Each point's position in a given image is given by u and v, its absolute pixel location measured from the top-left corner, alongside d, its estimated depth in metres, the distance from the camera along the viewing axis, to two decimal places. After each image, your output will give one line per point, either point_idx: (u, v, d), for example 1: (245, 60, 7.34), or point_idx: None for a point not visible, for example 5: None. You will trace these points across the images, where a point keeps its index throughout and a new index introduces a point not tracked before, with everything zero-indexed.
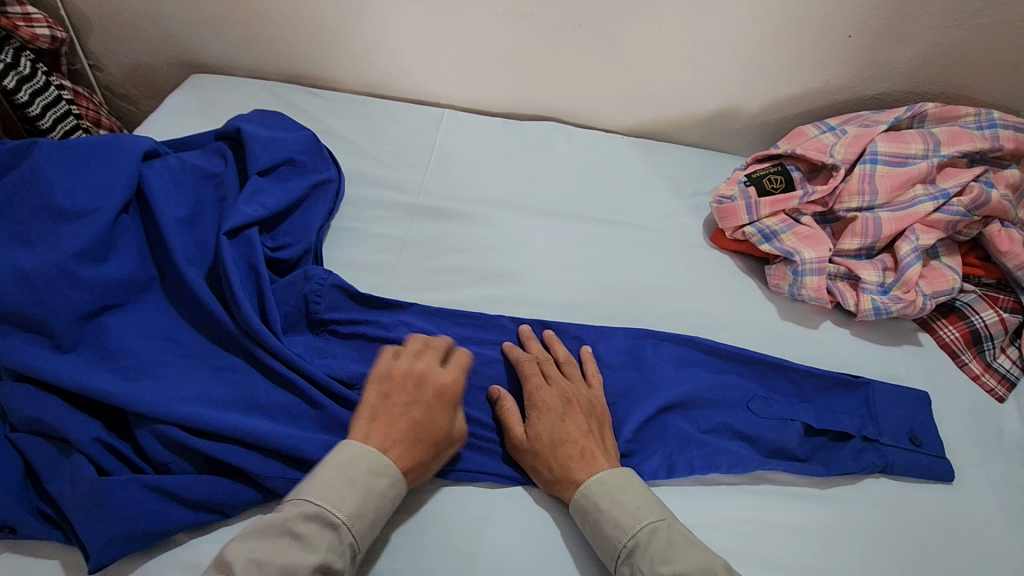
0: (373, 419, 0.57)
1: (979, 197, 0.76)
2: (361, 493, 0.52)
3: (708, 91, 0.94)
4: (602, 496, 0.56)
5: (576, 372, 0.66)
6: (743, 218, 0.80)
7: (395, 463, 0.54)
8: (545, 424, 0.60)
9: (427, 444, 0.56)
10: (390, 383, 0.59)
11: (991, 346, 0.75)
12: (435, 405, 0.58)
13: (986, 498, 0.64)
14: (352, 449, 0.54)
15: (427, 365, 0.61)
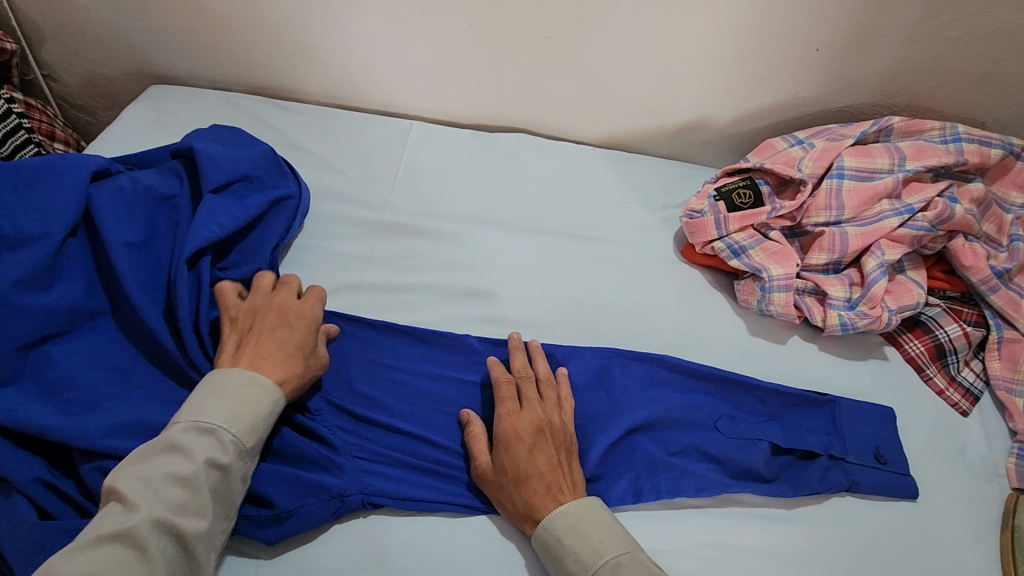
0: (240, 347, 0.59)
1: (943, 212, 0.76)
2: (237, 403, 0.53)
3: (679, 103, 0.94)
4: (563, 530, 0.55)
5: (551, 393, 0.64)
6: (712, 233, 0.80)
7: (270, 376, 0.56)
8: (514, 457, 0.58)
9: (298, 360, 0.59)
10: (264, 314, 0.62)
11: (955, 360, 0.76)
12: (300, 329, 0.61)
13: (950, 514, 0.65)
14: (225, 371, 0.55)
15: (252, 301, 0.64)
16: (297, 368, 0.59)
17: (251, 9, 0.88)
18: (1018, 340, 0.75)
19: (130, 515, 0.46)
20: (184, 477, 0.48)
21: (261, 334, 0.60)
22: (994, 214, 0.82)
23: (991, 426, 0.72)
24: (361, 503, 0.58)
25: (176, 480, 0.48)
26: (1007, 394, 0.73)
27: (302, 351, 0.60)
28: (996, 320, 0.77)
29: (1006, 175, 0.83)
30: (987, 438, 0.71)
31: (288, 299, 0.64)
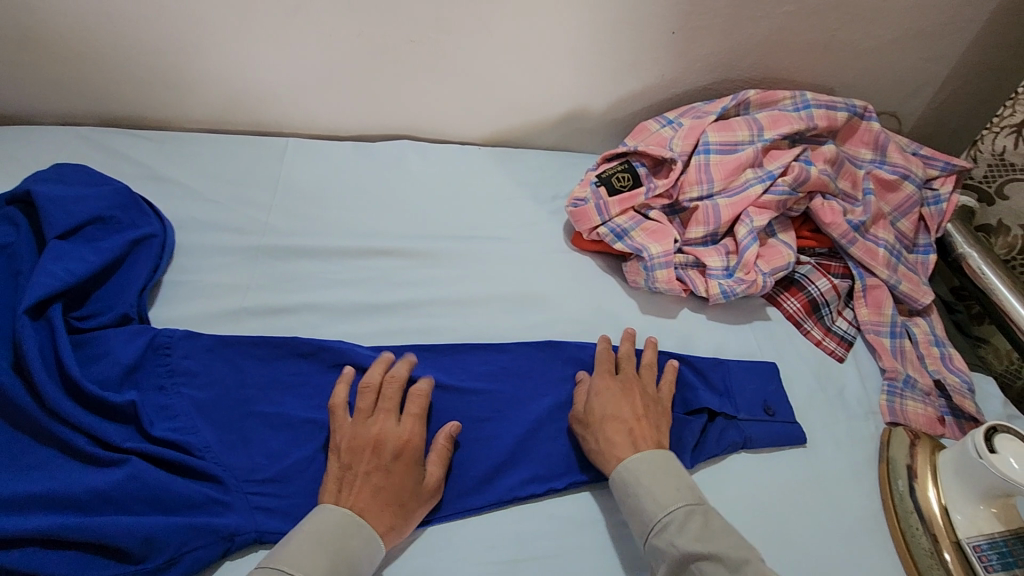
0: (341, 490, 0.57)
1: (800, 175, 0.81)
2: (329, 554, 0.51)
3: (554, 95, 0.95)
4: (643, 472, 0.59)
5: (438, 458, 0.61)
6: (595, 219, 0.82)
7: (372, 526, 0.54)
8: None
9: (397, 507, 0.56)
10: (349, 446, 0.59)
11: (828, 311, 0.81)
12: (400, 471, 0.58)
13: (834, 457, 0.69)
14: (327, 517, 0.54)
15: (382, 424, 0.60)
16: (395, 521, 0.56)
17: (90, 37, 0.81)
18: (879, 286, 0.82)
19: None
20: None
21: (373, 474, 0.57)
22: (849, 172, 0.87)
23: (864, 369, 0.78)
24: (253, 540, 0.56)
25: None
26: (875, 337, 0.79)
27: (399, 500, 0.56)
28: (859, 271, 0.83)
29: (853, 135, 0.91)
30: (861, 380, 0.77)
31: (392, 424, 0.61)
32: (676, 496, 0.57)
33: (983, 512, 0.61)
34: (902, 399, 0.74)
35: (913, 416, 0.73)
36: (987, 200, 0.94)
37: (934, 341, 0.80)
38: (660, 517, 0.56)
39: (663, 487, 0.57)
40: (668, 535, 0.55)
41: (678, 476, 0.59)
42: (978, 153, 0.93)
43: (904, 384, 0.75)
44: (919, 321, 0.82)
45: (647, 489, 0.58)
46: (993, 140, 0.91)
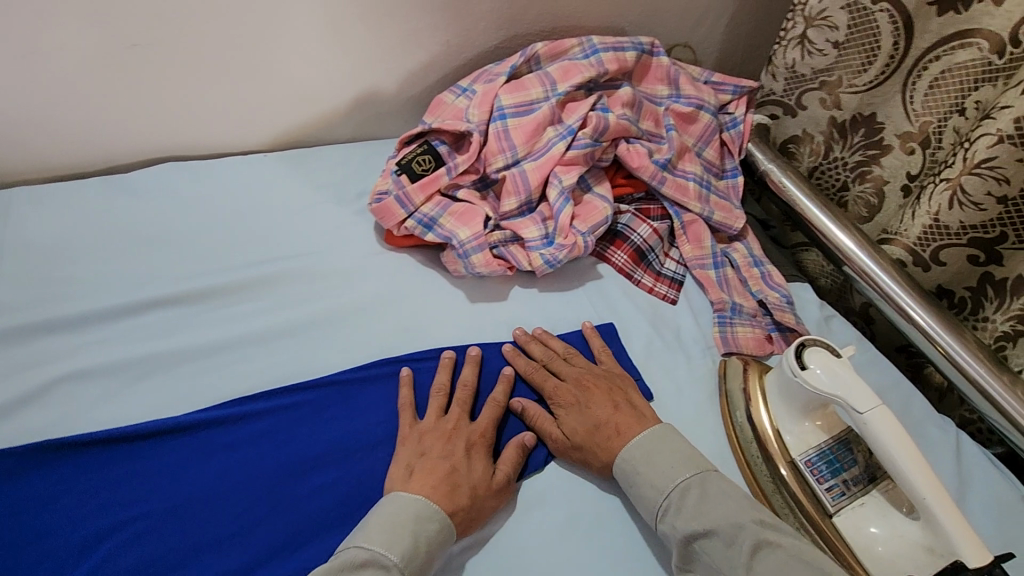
0: (411, 476, 0.56)
1: (598, 124, 0.78)
2: (409, 538, 0.50)
3: (335, 80, 0.86)
4: (639, 460, 0.57)
5: (509, 457, 0.59)
6: (399, 213, 0.74)
7: (442, 508, 0.53)
8: (576, 420, 0.62)
9: (466, 490, 0.55)
10: (420, 438, 0.59)
11: (654, 256, 0.80)
12: (461, 453, 0.57)
13: (680, 402, 0.68)
14: (392, 499, 0.53)
15: (457, 420, 0.61)
16: (462, 500, 0.54)
17: None
18: (696, 220, 0.82)
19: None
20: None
21: (413, 465, 0.57)
22: (649, 111, 0.86)
23: (696, 305, 0.78)
24: None
25: None
26: (701, 272, 0.80)
27: (466, 481, 0.55)
28: (675, 209, 0.83)
29: (647, 73, 0.90)
30: (694, 316, 0.77)
31: (466, 422, 0.61)
32: (676, 474, 0.56)
33: (809, 427, 0.61)
34: (732, 327, 0.75)
35: (743, 341, 0.74)
36: (792, 113, 0.94)
37: (753, 262, 0.82)
38: (663, 496, 0.55)
39: (652, 468, 0.57)
40: (669, 518, 0.54)
41: (677, 451, 0.58)
42: (775, 69, 0.93)
43: (732, 312, 0.76)
44: (738, 246, 0.83)
45: (637, 473, 0.57)
46: (784, 55, 0.90)
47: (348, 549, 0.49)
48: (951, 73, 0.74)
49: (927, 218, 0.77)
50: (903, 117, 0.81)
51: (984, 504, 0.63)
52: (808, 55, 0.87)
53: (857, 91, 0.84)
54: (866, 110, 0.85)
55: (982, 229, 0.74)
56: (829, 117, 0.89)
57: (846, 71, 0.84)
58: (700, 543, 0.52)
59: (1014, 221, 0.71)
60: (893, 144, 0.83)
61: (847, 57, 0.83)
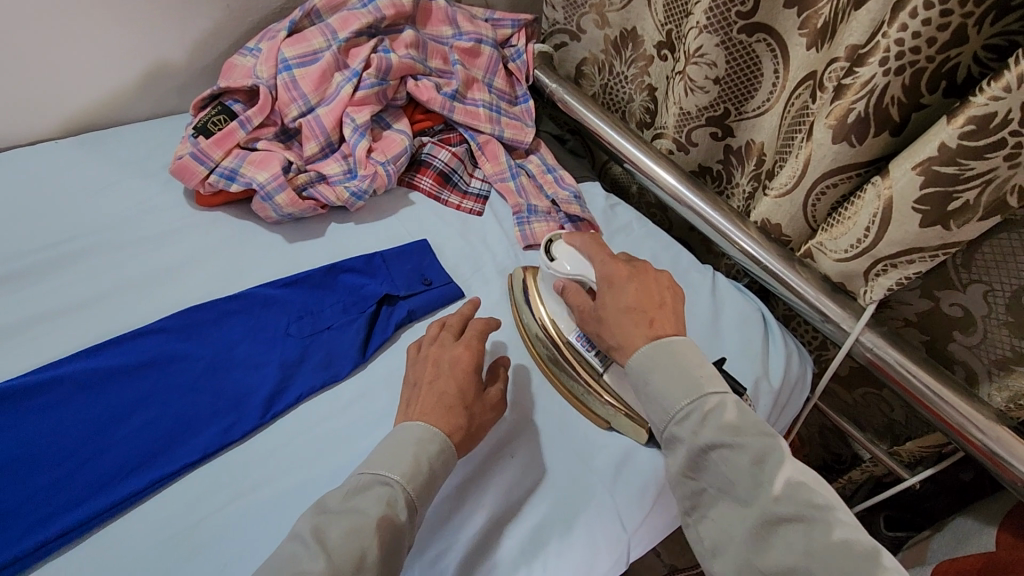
0: (409, 405, 0.60)
1: (380, 65, 0.85)
2: (414, 456, 0.54)
3: (114, 56, 0.85)
4: (648, 369, 0.58)
5: (498, 374, 0.66)
6: (200, 170, 0.77)
7: (440, 428, 0.57)
8: (612, 299, 0.63)
9: (461, 409, 0.59)
10: (416, 370, 0.64)
11: (458, 177, 0.90)
12: (455, 381, 0.61)
13: (487, 292, 0.79)
14: (402, 429, 0.56)
15: (445, 341, 0.66)
16: (460, 421, 0.59)
17: None
18: (490, 140, 0.92)
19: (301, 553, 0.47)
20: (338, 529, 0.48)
21: (417, 384, 0.62)
22: (435, 50, 0.95)
23: (499, 213, 0.88)
24: None
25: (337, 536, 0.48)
26: (502, 185, 0.90)
27: (462, 401, 0.60)
28: (470, 133, 0.92)
29: (431, 17, 0.97)
30: (499, 223, 0.87)
31: (452, 340, 0.66)
32: (699, 389, 0.56)
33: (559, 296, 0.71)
34: (530, 224, 0.85)
35: (539, 232, 0.85)
36: (575, 37, 1.11)
37: (547, 169, 0.93)
38: (681, 405, 0.55)
39: (666, 382, 0.57)
40: (687, 424, 0.55)
41: (696, 369, 0.57)
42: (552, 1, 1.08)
43: (529, 212, 0.87)
44: (532, 158, 0.95)
45: (652, 383, 0.58)
46: None
47: (356, 474, 0.54)
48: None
49: (677, 108, 0.94)
50: (652, 26, 0.98)
51: (730, 320, 0.79)
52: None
53: (616, 9, 1.01)
54: (628, 25, 1.02)
55: (713, 110, 0.91)
56: (604, 37, 1.06)
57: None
58: (721, 453, 0.52)
59: (730, 97, 0.89)
60: (653, 52, 1.00)
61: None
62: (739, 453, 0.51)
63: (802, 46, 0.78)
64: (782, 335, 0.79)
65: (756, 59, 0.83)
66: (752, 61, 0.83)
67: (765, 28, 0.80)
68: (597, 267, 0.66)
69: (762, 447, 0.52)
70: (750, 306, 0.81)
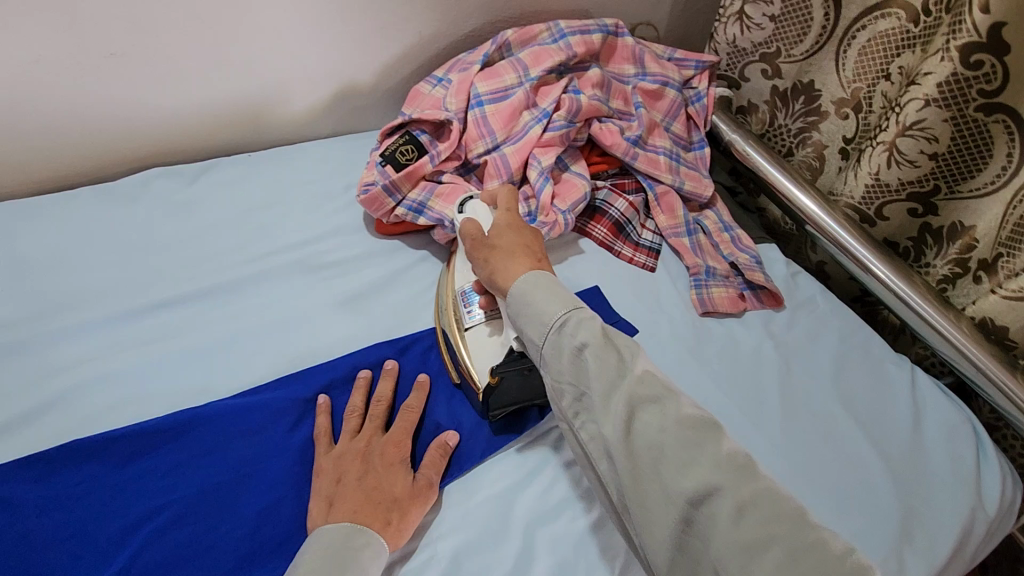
0: (334, 503, 0.55)
1: (571, 107, 0.82)
2: (345, 565, 0.50)
3: (312, 76, 0.88)
4: (529, 292, 0.56)
5: (432, 460, 0.61)
6: (389, 202, 0.78)
7: (369, 525, 0.53)
8: (503, 251, 0.63)
9: (390, 504, 0.55)
10: (335, 462, 0.59)
11: (632, 228, 0.86)
12: (385, 473, 0.58)
13: (665, 359, 0.74)
14: (325, 533, 0.53)
15: (370, 437, 0.61)
16: (391, 517, 0.55)
17: None
18: (669, 191, 0.87)
19: None
20: None
21: (344, 475, 0.57)
22: (618, 90, 0.90)
23: (673, 271, 0.84)
24: None
25: None
26: (677, 240, 0.85)
27: (392, 496, 0.56)
28: (648, 181, 0.87)
29: (614, 54, 0.94)
30: (673, 282, 0.82)
31: (379, 435, 0.62)
32: (564, 308, 0.54)
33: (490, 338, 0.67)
34: (707, 288, 0.80)
35: (718, 300, 0.79)
36: (736, 85, 1.05)
37: (723, 228, 0.88)
38: (556, 314, 0.54)
39: (550, 298, 0.55)
40: (564, 333, 0.53)
41: (561, 293, 0.56)
42: (717, 45, 1.04)
43: (707, 275, 0.82)
44: (708, 213, 0.89)
45: (531, 299, 0.56)
46: (725, 29, 1.02)
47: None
48: (877, 41, 0.83)
49: (869, 177, 0.85)
50: (835, 83, 0.90)
51: (935, 429, 0.70)
52: (748, 30, 0.98)
53: (794, 60, 0.94)
54: (805, 78, 0.94)
55: (919, 184, 0.81)
56: (771, 87, 0.99)
57: (783, 43, 0.94)
58: (588, 351, 0.51)
59: (945, 174, 0.78)
60: (830, 109, 0.93)
61: (783, 29, 0.93)
62: (605, 350, 0.50)
63: None
64: (996, 453, 0.70)
65: (988, 138, 0.72)
66: (984, 140, 0.72)
67: (1009, 109, 0.68)
68: (497, 218, 0.68)
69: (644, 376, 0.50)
70: (958, 414, 0.72)
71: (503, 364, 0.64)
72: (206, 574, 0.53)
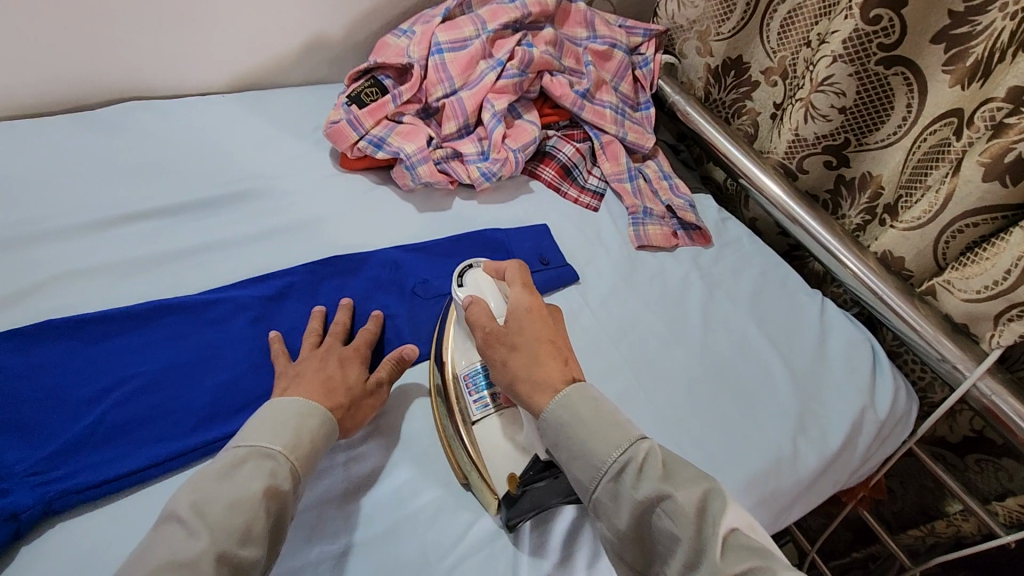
0: (290, 388, 0.60)
1: (524, 57, 0.89)
2: (293, 431, 0.55)
3: (284, 24, 0.94)
4: (567, 417, 0.54)
5: (384, 365, 0.67)
6: (353, 135, 0.83)
7: (323, 406, 0.59)
8: (523, 358, 0.59)
9: (344, 393, 0.61)
10: (297, 364, 0.63)
11: (578, 172, 0.93)
12: (342, 370, 0.63)
13: (601, 282, 0.81)
14: (278, 405, 0.57)
15: (330, 343, 0.66)
16: (343, 403, 0.61)
17: None
18: (613, 141, 0.95)
19: (195, 533, 0.46)
20: (244, 498, 0.49)
21: (302, 372, 0.62)
22: (570, 50, 0.98)
23: (614, 212, 0.91)
24: (41, 515, 0.51)
25: (238, 503, 0.48)
26: (619, 185, 0.93)
27: (346, 389, 0.62)
28: (595, 132, 0.95)
29: (568, 18, 1.01)
30: (613, 220, 0.90)
31: (339, 344, 0.67)
32: (618, 447, 0.51)
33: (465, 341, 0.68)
34: (644, 225, 0.88)
35: (653, 235, 0.87)
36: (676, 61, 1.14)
37: (662, 176, 0.96)
38: (612, 458, 0.51)
39: (595, 435, 0.52)
40: (625, 479, 0.50)
41: (618, 425, 0.53)
42: (660, 21, 1.12)
43: (644, 214, 0.89)
44: (650, 163, 0.97)
45: (576, 435, 0.53)
46: (668, 7, 1.09)
47: (232, 447, 0.53)
48: (795, 12, 0.92)
49: (791, 134, 0.94)
50: (763, 55, 1.00)
51: (838, 346, 0.78)
52: (683, 7, 1.06)
53: (723, 38, 1.02)
54: (733, 54, 1.04)
55: (832, 138, 0.89)
56: (705, 64, 1.08)
57: (712, 21, 1.03)
58: (649, 488, 0.48)
59: (854, 127, 0.86)
60: (760, 78, 1.02)
61: (712, 7, 1.01)
62: (680, 504, 0.47)
63: (945, 83, 0.74)
64: (891, 370, 0.77)
65: (890, 92, 0.81)
66: (886, 93, 0.81)
67: (907, 62, 0.77)
68: (516, 301, 0.64)
69: (700, 494, 0.48)
70: (858, 334, 0.80)
71: (531, 476, 0.61)
72: (166, 435, 0.58)
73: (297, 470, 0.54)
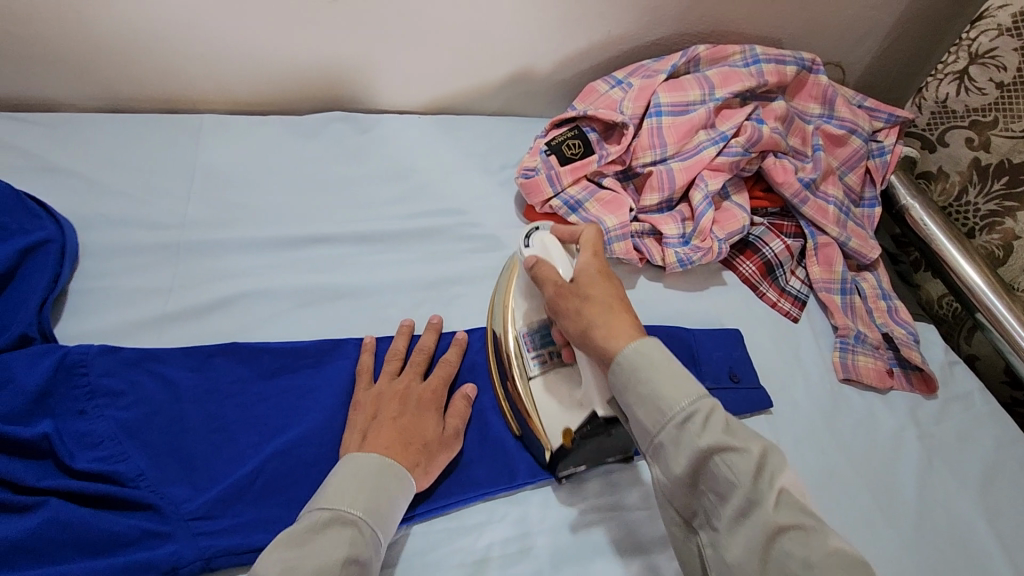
0: (366, 436, 0.55)
1: (753, 135, 0.79)
2: (370, 489, 0.50)
3: (496, 55, 0.89)
4: (632, 363, 0.49)
5: (458, 410, 0.61)
6: (548, 192, 0.78)
7: (400, 462, 0.53)
8: (596, 313, 0.53)
9: (420, 447, 0.56)
10: (373, 398, 0.59)
11: (782, 272, 0.81)
12: (422, 416, 0.58)
13: (793, 417, 0.70)
14: (352, 459, 0.52)
15: (409, 381, 0.61)
16: (420, 459, 0.55)
17: None
18: (830, 244, 0.82)
19: None
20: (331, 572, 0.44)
21: (376, 416, 0.57)
22: (799, 127, 0.86)
23: (818, 328, 0.79)
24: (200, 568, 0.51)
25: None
26: (827, 296, 0.80)
27: (422, 441, 0.56)
28: (810, 229, 0.83)
29: (802, 89, 0.89)
30: (815, 339, 0.78)
31: (417, 381, 0.62)
32: (679, 394, 0.47)
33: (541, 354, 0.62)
34: (854, 354, 0.75)
35: (864, 370, 0.74)
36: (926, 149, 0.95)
37: (881, 294, 0.82)
38: (678, 402, 0.46)
39: (659, 374, 0.47)
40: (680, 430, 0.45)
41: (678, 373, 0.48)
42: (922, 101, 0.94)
43: (855, 340, 0.76)
44: (867, 276, 0.83)
45: (642, 373, 0.48)
46: (937, 87, 0.91)
47: (311, 511, 0.48)
48: None
49: None
50: None
51: None
52: (964, 91, 0.88)
53: (1011, 136, 0.84)
54: (1016, 157, 0.85)
55: None
56: (972, 159, 0.90)
57: (1006, 112, 0.84)
58: (727, 457, 0.43)
59: None
60: None
61: (1012, 99, 0.84)
62: (742, 466, 0.43)
63: None
64: None
65: None
66: None
67: None
68: (582, 262, 0.57)
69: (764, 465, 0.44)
70: None
71: None
72: None
73: (377, 531, 0.49)
